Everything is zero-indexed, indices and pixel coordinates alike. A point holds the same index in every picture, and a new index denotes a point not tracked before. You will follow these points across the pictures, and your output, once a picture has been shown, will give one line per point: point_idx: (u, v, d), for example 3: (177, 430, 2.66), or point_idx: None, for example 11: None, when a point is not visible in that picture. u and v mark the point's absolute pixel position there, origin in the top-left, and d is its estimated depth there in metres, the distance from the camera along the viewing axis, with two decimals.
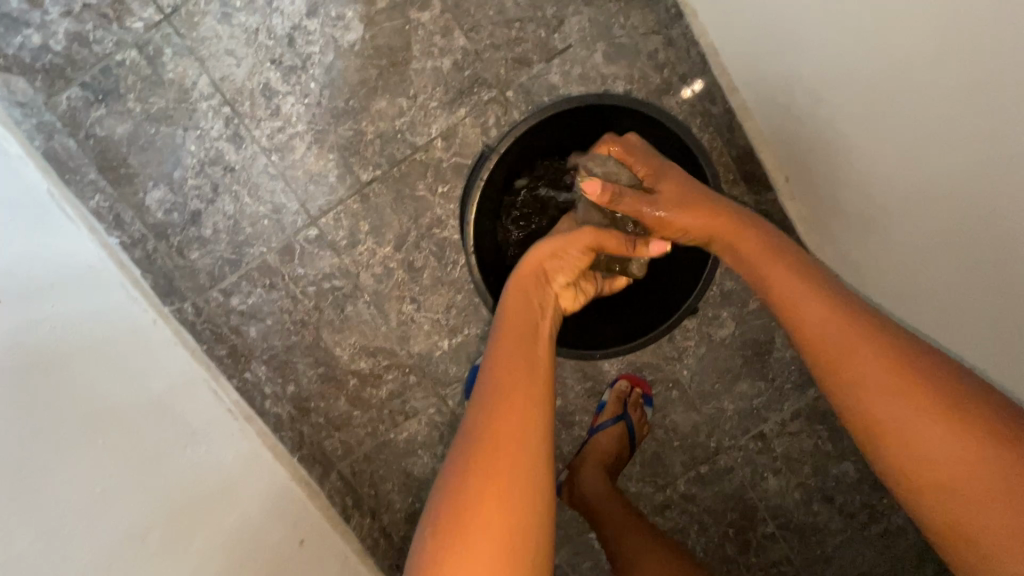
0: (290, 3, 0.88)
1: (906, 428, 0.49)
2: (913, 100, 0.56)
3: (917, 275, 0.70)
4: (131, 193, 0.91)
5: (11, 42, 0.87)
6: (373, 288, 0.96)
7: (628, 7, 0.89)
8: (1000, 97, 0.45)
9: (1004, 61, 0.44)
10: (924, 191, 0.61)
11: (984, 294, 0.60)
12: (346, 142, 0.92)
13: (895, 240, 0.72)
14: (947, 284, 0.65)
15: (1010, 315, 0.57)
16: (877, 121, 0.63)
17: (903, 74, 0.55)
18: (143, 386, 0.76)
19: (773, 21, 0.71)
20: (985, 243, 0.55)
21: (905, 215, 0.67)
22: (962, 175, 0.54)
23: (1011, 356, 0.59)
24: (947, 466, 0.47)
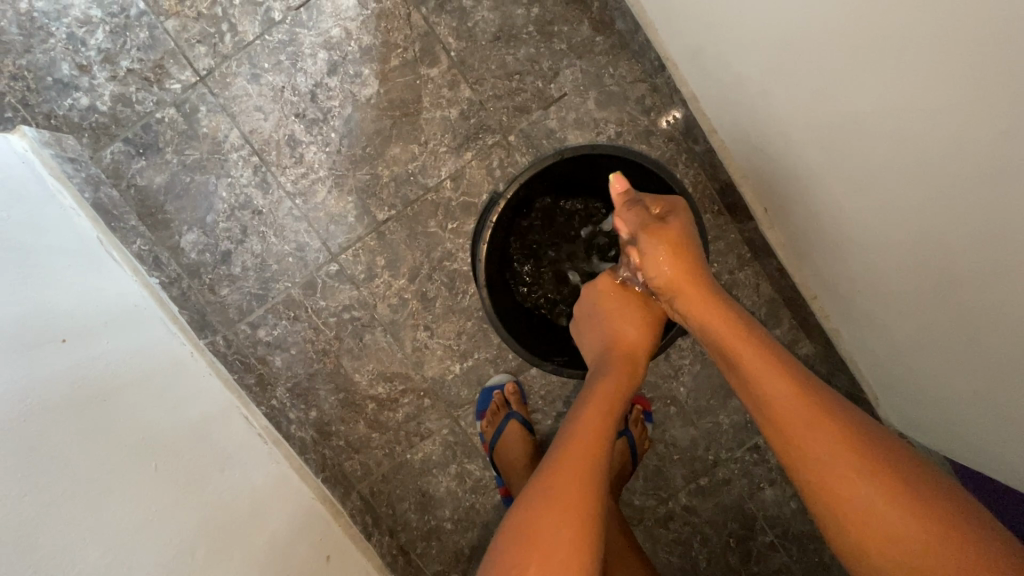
0: (312, 64, 0.98)
1: (858, 506, 0.55)
2: (895, 132, 0.60)
3: (901, 294, 0.75)
4: (168, 237, 1.01)
5: (61, 104, 0.97)
6: (389, 317, 1.04)
7: (616, 59, 0.99)
8: (991, 146, 0.51)
9: (989, 113, 0.49)
10: (908, 217, 0.66)
11: (970, 308, 0.65)
12: (364, 185, 1.01)
13: (874, 265, 0.77)
14: (930, 302, 0.71)
15: (986, 322, 0.63)
16: (857, 154, 0.68)
17: (884, 108, 0.60)
18: (183, 414, 0.83)
19: (745, 73, 0.80)
20: (975, 258, 0.60)
21: (886, 242, 0.72)
22: (948, 198, 0.58)
23: (993, 359, 0.65)
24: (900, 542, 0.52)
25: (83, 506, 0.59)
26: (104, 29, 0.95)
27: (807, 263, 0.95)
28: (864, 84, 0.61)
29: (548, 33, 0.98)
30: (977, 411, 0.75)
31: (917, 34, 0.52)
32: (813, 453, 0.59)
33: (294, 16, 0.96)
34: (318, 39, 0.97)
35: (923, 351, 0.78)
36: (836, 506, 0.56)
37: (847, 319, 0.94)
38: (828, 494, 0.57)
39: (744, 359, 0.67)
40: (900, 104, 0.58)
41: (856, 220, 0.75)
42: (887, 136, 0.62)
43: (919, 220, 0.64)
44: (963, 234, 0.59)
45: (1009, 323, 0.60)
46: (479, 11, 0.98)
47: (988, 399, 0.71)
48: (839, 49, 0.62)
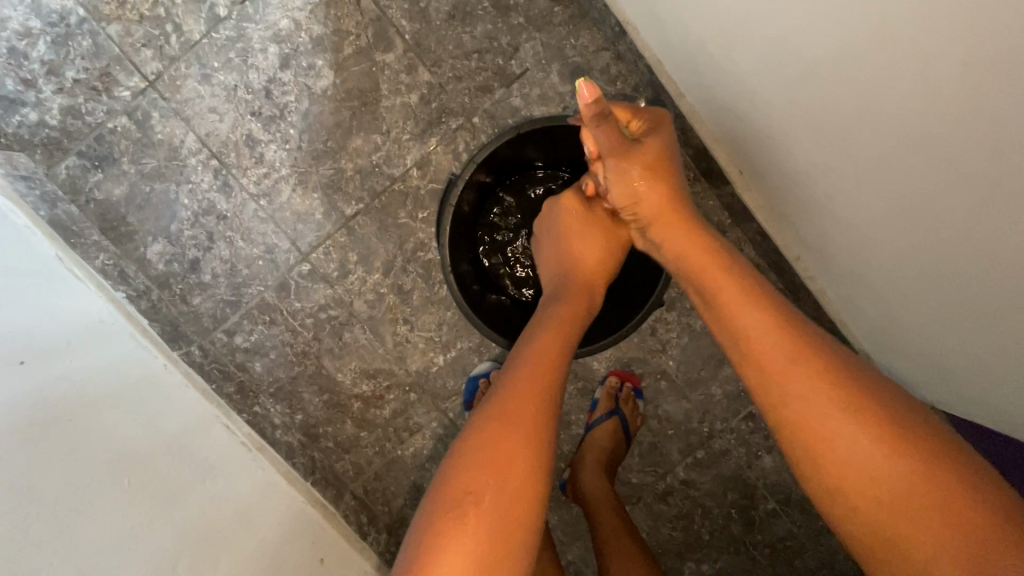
0: (263, 59, 0.94)
1: (851, 454, 0.49)
2: (922, 68, 0.51)
3: (905, 251, 0.70)
4: (133, 249, 0.98)
5: (10, 121, 0.94)
6: (367, 313, 1.02)
7: (576, 28, 0.96)
8: (952, 80, 0.49)
9: (944, 48, 0.48)
10: (930, 165, 0.57)
11: (997, 261, 0.58)
12: (328, 180, 0.98)
13: (874, 218, 0.70)
14: (946, 255, 0.64)
15: (966, 267, 0.62)
16: (867, 98, 0.59)
17: (908, 39, 0.50)
18: (158, 427, 0.81)
19: (706, 30, 0.77)
20: (972, 197, 0.55)
21: (895, 193, 0.64)
22: (915, 142, 0.57)
23: (979, 304, 0.64)
24: (888, 489, 0.48)
25: (53, 527, 0.58)
26: (45, 40, 0.92)
27: (787, 224, 0.93)
28: (874, 14, 0.52)
29: (504, 7, 0.95)
30: (985, 366, 0.70)
31: None
32: (798, 391, 0.53)
33: (240, 11, 0.93)
34: (267, 33, 0.94)
35: (929, 307, 0.73)
36: (812, 441, 0.51)
37: (834, 278, 0.91)
38: (810, 434, 0.52)
39: (718, 286, 0.63)
40: (866, 42, 0.54)
41: (859, 170, 0.67)
42: (910, 72, 0.52)
43: (908, 160, 0.59)
44: (1001, 182, 0.51)
45: (1012, 261, 0.56)
46: None
47: (997, 351, 0.66)
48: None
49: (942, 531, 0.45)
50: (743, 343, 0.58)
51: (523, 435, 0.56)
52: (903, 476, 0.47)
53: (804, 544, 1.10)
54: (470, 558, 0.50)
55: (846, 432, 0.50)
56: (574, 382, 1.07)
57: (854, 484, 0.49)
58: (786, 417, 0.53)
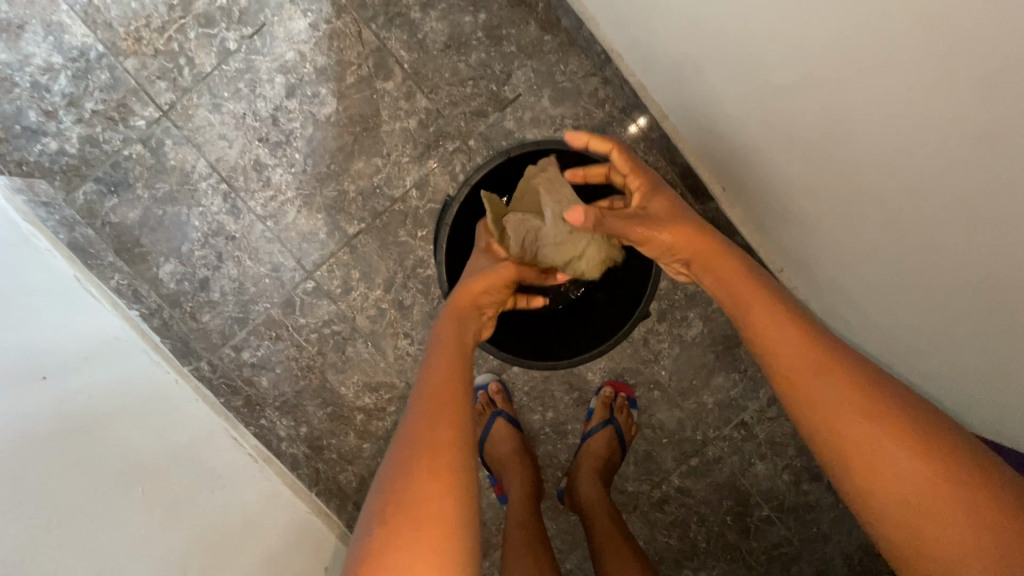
0: (271, 88, 1.00)
1: (877, 460, 0.50)
2: (885, 90, 0.55)
3: (878, 260, 0.73)
4: (146, 269, 1.03)
5: (32, 150, 1.00)
6: (369, 328, 1.06)
7: (565, 56, 1.01)
8: (912, 101, 0.53)
9: (903, 72, 0.52)
10: (905, 176, 0.59)
11: (950, 274, 0.63)
12: (332, 202, 1.03)
13: (856, 223, 0.72)
14: (909, 265, 0.68)
15: (930, 276, 0.66)
16: (838, 115, 0.63)
17: (873, 63, 0.54)
18: (168, 439, 0.84)
19: (686, 58, 0.82)
20: (932, 211, 0.59)
21: (866, 205, 0.68)
22: (882, 157, 0.61)
23: (944, 311, 0.68)
24: (915, 497, 0.47)
25: (73, 534, 0.61)
26: (67, 74, 0.99)
27: (770, 237, 0.97)
28: (852, 27, 0.54)
29: (497, 37, 1.01)
30: (958, 370, 0.73)
31: None
32: (823, 401, 0.54)
33: (249, 44, 0.99)
34: (274, 64, 1.00)
35: (907, 313, 0.75)
36: (840, 447, 0.52)
37: (816, 289, 0.95)
38: (837, 441, 0.52)
39: (746, 308, 0.64)
40: (835, 62, 0.58)
41: (842, 177, 0.69)
42: (875, 96, 0.56)
43: (876, 175, 0.63)
44: (973, 195, 0.53)
45: (970, 272, 0.59)
46: (427, 22, 1.00)
47: (967, 355, 0.69)
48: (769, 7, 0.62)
49: (967, 539, 0.44)
50: (769, 357, 0.60)
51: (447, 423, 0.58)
52: (922, 479, 0.47)
53: (799, 551, 1.12)
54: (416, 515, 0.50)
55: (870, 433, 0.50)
56: (570, 392, 1.11)
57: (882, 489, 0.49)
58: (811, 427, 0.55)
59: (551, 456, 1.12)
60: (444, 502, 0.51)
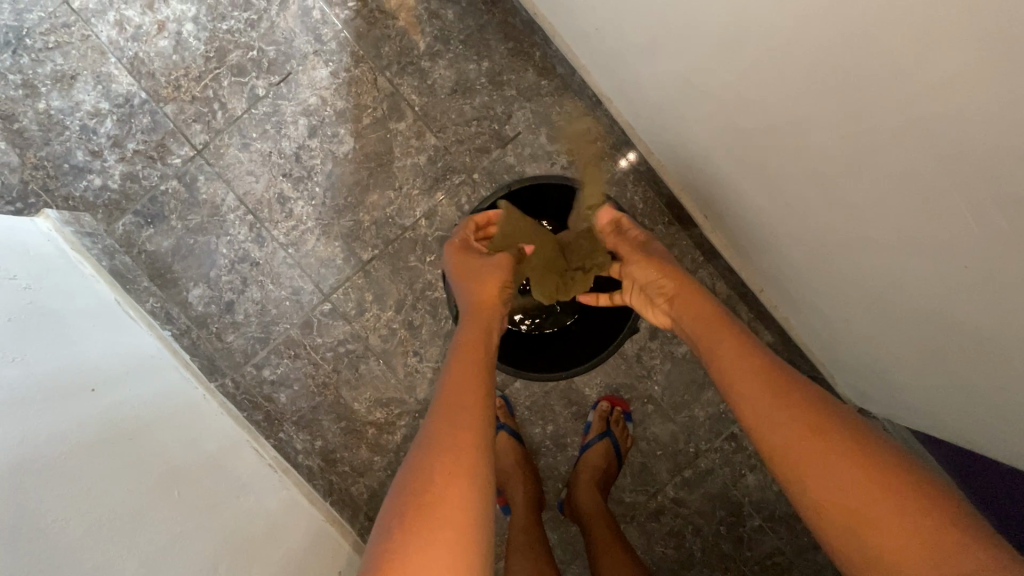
0: (295, 129, 1.11)
1: (821, 470, 0.57)
2: (832, 133, 0.64)
3: (839, 279, 0.82)
4: (177, 293, 1.12)
5: (77, 186, 1.10)
6: (381, 346, 1.14)
7: (560, 98, 1.12)
8: (855, 142, 0.62)
9: (846, 119, 0.61)
10: (867, 203, 0.66)
11: (904, 289, 0.71)
12: (348, 231, 1.13)
13: (817, 247, 0.81)
14: (867, 284, 0.77)
15: (887, 292, 0.74)
16: (794, 155, 0.72)
17: (819, 111, 0.64)
18: (198, 449, 0.91)
19: (665, 103, 0.92)
20: (881, 234, 0.68)
21: (824, 231, 0.77)
22: (834, 189, 0.70)
23: (905, 322, 0.76)
24: (859, 507, 0.54)
25: (125, 527, 0.67)
26: (112, 118, 1.10)
27: (749, 261, 1.05)
28: (815, 76, 0.61)
29: (498, 82, 1.12)
30: (923, 375, 0.80)
31: (791, 50, 0.61)
32: (775, 419, 0.63)
33: (276, 90, 1.10)
34: (298, 108, 1.11)
35: (875, 327, 0.83)
36: (794, 459, 0.60)
37: (794, 307, 1.03)
38: (786, 454, 0.61)
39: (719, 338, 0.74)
40: (788, 110, 0.68)
41: (804, 208, 0.78)
42: (823, 138, 0.66)
43: (831, 205, 0.72)
44: (934, 223, 0.60)
45: (921, 286, 0.68)
46: (436, 70, 1.11)
47: (940, 364, 0.75)
48: (731, 63, 0.71)
49: (903, 538, 0.50)
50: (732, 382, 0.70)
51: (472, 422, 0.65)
52: (857, 487, 0.55)
53: (791, 560, 1.17)
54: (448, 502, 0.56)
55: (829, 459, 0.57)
56: (569, 407, 1.17)
57: (831, 500, 0.56)
58: (773, 448, 0.62)
59: (552, 468, 1.18)
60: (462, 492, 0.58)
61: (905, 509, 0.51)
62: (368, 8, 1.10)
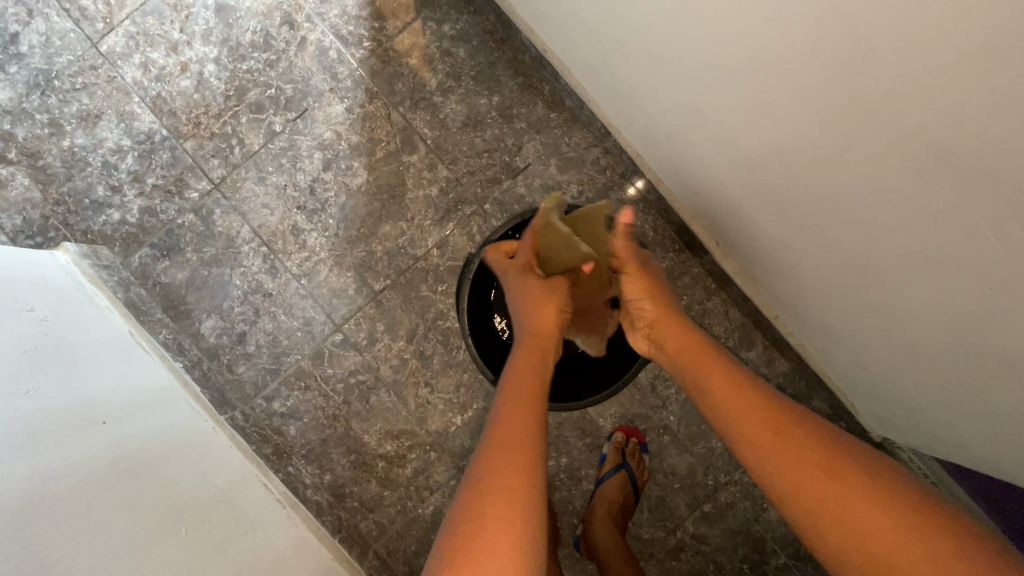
0: (310, 163, 1.14)
1: (835, 502, 0.56)
2: (843, 155, 0.65)
3: (857, 304, 0.81)
4: (189, 325, 1.12)
5: (97, 221, 1.13)
6: (392, 377, 1.13)
7: (569, 130, 1.15)
8: (869, 163, 0.62)
9: (858, 141, 0.62)
10: (883, 224, 0.66)
11: (927, 312, 0.70)
12: (361, 261, 1.13)
13: (832, 271, 0.81)
14: (886, 307, 0.76)
15: (908, 316, 0.73)
16: (805, 178, 0.73)
17: (828, 134, 0.65)
18: (206, 483, 0.89)
19: (674, 133, 0.93)
20: (898, 256, 0.67)
21: (839, 254, 0.77)
22: (848, 211, 0.70)
23: (930, 346, 0.74)
24: (876, 537, 0.52)
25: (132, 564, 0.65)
26: (133, 154, 1.13)
27: (763, 287, 1.05)
28: (825, 98, 0.62)
29: (509, 115, 1.14)
30: (951, 402, 0.78)
31: (799, 77, 0.63)
32: (781, 457, 0.61)
33: (293, 126, 1.13)
34: (314, 142, 1.14)
35: (897, 352, 0.81)
36: (805, 496, 0.58)
37: (810, 334, 1.01)
38: (795, 490, 0.59)
39: (707, 375, 0.73)
40: (796, 135, 0.69)
41: (817, 231, 0.78)
42: (836, 160, 0.66)
43: (845, 227, 0.72)
44: (956, 240, 0.59)
45: (945, 307, 0.67)
46: (448, 104, 1.14)
47: (966, 389, 0.73)
48: (738, 90, 0.73)
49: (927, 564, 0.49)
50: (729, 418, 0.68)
51: (518, 453, 0.64)
52: (870, 514, 0.53)
53: None
54: (497, 533, 0.55)
55: (835, 500, 0.56)
56: (583, 438, 1.14)
57: (851, 532, 0.54)
58: (781, 482, 0.60)
59: (566, 502, 1.14)
60: (507, 523, 0.56)
61: (923, 534, 0.51)
62: (383, 47, 1.14)
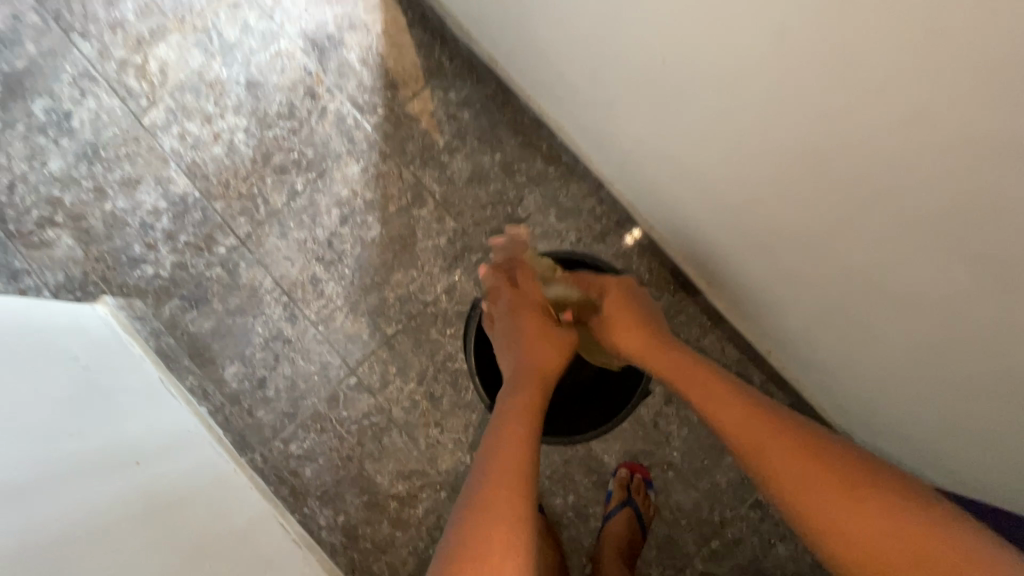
0: (328, 218, 1.23)
1: (821, 498, 0.60)
2: (813, 198, 0.72)
3: (845, 331, 0.87)
4: (213, 372, 1.19)
5: (132, 275, 1.22)
6: (403, 417, 1.18)
7: (567, 182, 1.24)
8: (837, 204, 0.70)
9: (824, 186, 0.70)
10: (858, 255, 0.73)
11: (911, 331, 0.75)
12: (374, 308, 1.21)
13: (817, 302, 0.87)
14: (871, 330, 0.82)
15: (893, 339, 0.79)
16: (782, 220, 0.80)
17: (798, 181, 0.73)
18: (226, 522, 0.93)
19: (661, 183, 1.02)
20: (875, 282, 0.74)
21: (822, 285, 0.83)
22: (825, 246, 0.77)
23: (917, 365, 0.79)
24: (862, 527, 0.56)
25: None
26: (168, 214, 1.24)
27: (755, 324, 1.10)
28: (791, 151, 0.70)
29: (510, 170, 1.24)
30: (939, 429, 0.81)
31: (766, 133, 0.72)
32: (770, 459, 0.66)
33: (313, 185, 1.24)
34: (332, 199, 1.24)
35: (888, 374, 0.86)
36: (794, 494, 0.62)
37: (804, 367, 1.05)
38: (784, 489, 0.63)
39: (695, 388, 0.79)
40: (770, 182, 0.77)
41: (798, 265, 0.85)
42: (807, 203, 0.74)
43: (825, 261, 0.79)
44: (925, 265, 0.65)
45: (925, 326, 0.72)
46: (454, 162, 1.25)
47: (972, 403, 0.76)
48: (715, 145, 0.82)
49: (905, 549, 0.54)
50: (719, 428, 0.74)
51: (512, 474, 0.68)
52: (854, 508, 0.58)
53: None
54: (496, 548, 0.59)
55: (821, 494, 0.60)
56: (589, 475, 1.17)
57: (838, 523, 0.58)
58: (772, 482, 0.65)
59: (575, 541, 1.16)
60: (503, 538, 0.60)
61: (902, 521, 0.55)
62: (395, 113, 1.26)
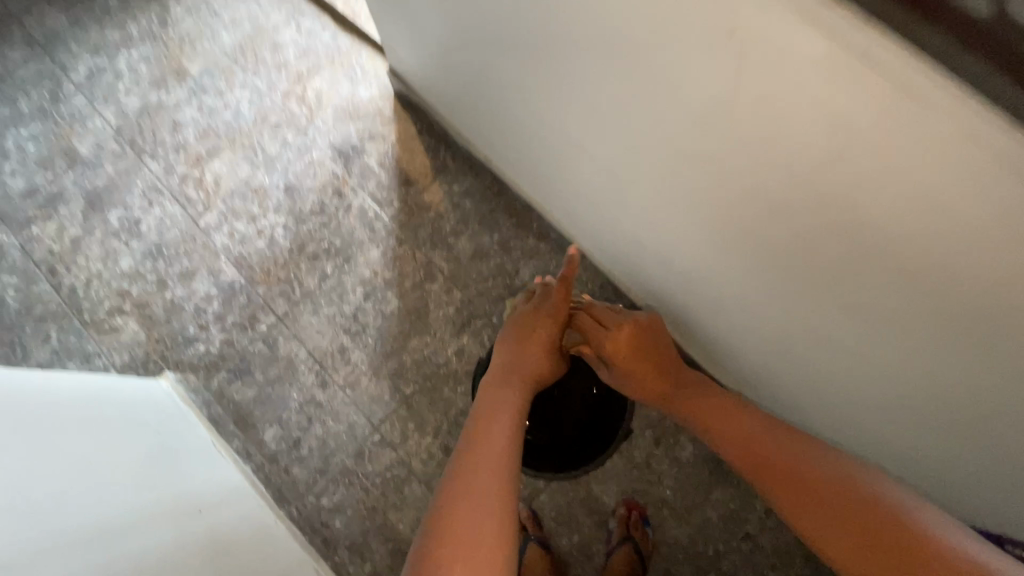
0: (353, 295, 1.44)
1: (806, 473, 0.76)
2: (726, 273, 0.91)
3: (787, 372, 1.02)
4: (255, 435, 1.36)
5: (186, 353, 1.42)
6: (422, 469, 1.32)
7: (555, 255, 1.45)
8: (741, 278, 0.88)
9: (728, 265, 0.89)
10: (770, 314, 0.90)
11: (827, 373, 0.90)
12: (394, 371, 1.39)
13: (761, 348, 1.04)
14: (802, 371, 0.97)
15: (818, 378, 0.94)
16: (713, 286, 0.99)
17: (712, 260, 0.92)
18: (270, 565, 1.06)
19: (630, 254, 1.22)
20: (788, 335, 0.91)
21: (758, 335, 1.00)
22: (748, 307, 0.95)
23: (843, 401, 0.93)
24: (838, 490, 0.72)
25: None
26: (218, 299, 1.46)
27: (726, 369, 1.26)
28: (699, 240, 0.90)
29: (507, 247, 1.46)
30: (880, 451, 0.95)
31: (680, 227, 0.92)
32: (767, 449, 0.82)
33: (341, 268, 1.46)
34: (357, 279, 1.46)
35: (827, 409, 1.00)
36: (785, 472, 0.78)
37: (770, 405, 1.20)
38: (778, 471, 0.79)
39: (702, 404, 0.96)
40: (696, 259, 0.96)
41: (737, 320, 1.02)
42: (724, 276, 0.93)
43: (753, 316, 0.96)
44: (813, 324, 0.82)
45: (834, 370, 0.88)
46: (459, 243, 1.47)
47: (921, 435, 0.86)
48: (653, 232, 1.02)
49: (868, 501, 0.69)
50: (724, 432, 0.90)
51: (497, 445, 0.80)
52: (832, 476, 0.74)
53: None
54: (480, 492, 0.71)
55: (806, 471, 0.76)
56: (591, 515, 1.29)
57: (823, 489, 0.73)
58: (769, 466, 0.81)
59: None
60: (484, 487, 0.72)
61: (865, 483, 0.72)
62: (408, 205, 1.50)
